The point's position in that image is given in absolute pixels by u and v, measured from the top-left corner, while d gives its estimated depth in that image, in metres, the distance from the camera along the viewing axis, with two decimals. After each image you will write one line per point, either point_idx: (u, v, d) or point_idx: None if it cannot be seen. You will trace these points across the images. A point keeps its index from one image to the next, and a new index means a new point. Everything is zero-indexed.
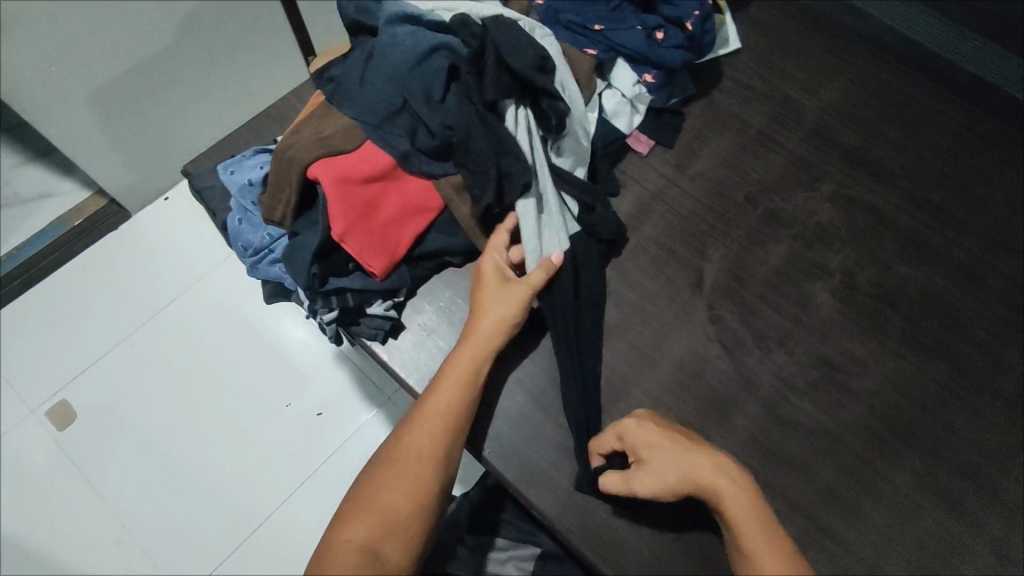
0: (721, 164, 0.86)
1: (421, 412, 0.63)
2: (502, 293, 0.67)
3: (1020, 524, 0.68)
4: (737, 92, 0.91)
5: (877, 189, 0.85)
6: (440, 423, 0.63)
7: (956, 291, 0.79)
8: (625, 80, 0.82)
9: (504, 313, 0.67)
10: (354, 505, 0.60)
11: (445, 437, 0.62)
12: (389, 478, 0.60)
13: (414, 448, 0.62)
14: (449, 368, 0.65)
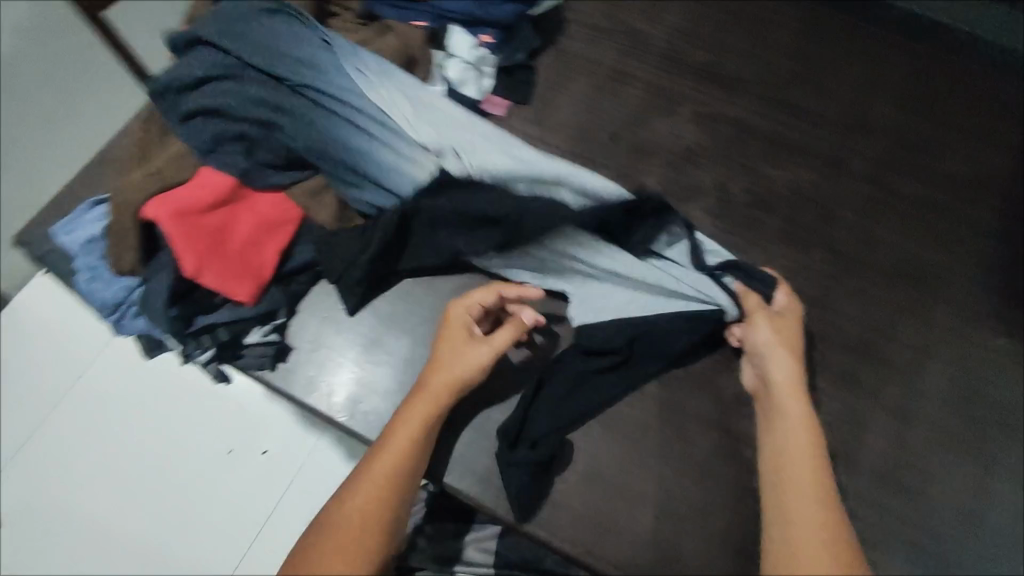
0: (579, 109, 0.85)
1: (365, 473, 0.57)
2: (462, 347, 0.64)
3: (915, 383, 0.72)
4: (583, 34, 0.90)
5: (735, 100, 0.86)
6: (386, 484, 0.57)
7: (824, 182, 0.81)
8: (462, 46, 0.79)
9: (462, 367, 0.63)
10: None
11: (392, 499, 0.56)
12: (328, 545, 0.53)
13: (358, 506, 0.55)
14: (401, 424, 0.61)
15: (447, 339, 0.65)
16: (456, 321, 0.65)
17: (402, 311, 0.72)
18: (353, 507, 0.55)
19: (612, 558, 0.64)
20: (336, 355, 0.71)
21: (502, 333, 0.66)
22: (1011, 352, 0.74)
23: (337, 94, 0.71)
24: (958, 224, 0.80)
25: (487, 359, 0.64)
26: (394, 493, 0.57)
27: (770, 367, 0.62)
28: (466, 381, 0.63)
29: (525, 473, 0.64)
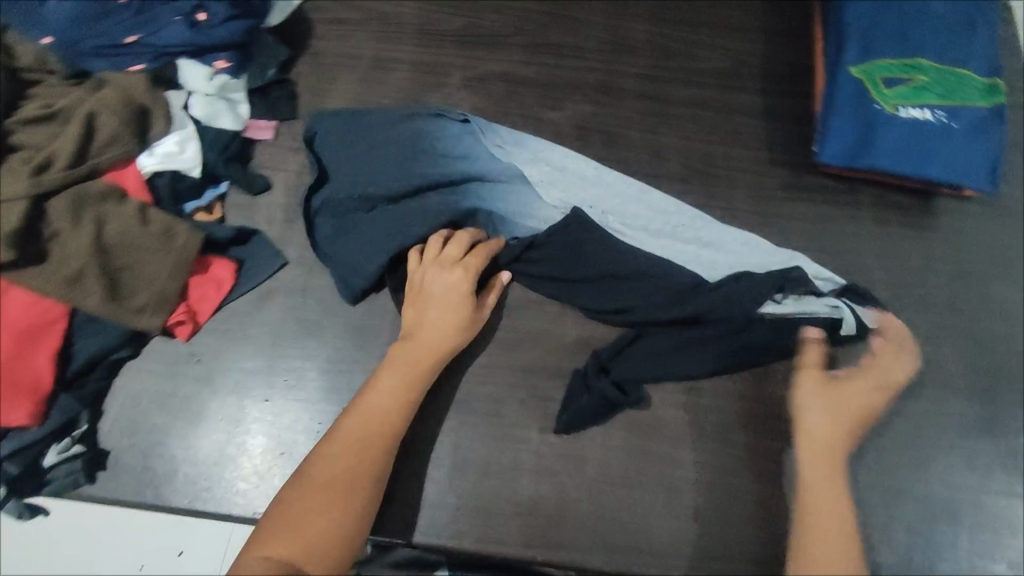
0: (350, 108, 0.82)
1: (359, 421, 0.61)
2: (449, 306, 0.66)
3: None
4: (332, 29, 0.86)
5: (501, 57, 0.86)
6: (378, 438, 0.60)
7: (604, 111, 0.83)
8: (199, 78, 0.73)
9: (445, 327, 0.65)
10: (275, 519, 0.55)
11: (382, 453, 0.60)
12: (318, 489, 0.56)
13: (344, 465, 0.58)
14: (384, 387, 0.62)
15: (435, 289, 0.67)
16: (443, 275, 0.67)
17: (220, 372, 0.68)
18: (340, 463, 0.58)
19: (501, 535, 0.64)
20: (159, 440, 0.66)
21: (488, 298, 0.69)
22: (807, 213, 0.79)
23: (330, 159, 0.74)
24: (732, 113, 0.84)
25: (470, 321, 0.67)
26: (381, 455, 0.59)
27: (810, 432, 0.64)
28: (454, 346, 0.65)
29: (586, 398, 0.67)
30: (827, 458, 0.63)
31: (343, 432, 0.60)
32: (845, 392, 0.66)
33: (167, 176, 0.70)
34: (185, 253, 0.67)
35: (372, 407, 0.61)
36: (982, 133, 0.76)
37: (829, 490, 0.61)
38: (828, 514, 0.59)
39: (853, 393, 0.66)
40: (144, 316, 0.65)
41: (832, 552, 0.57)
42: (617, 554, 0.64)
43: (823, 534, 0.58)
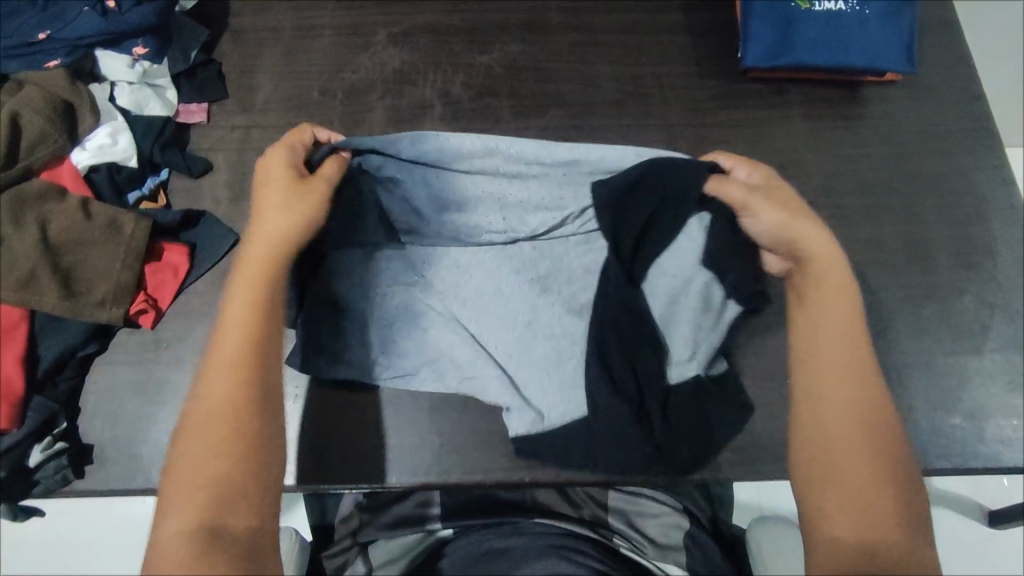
0: (280, 80, 0.81)
1: (222, 320, 0.55)
2: (295, 192, 0.60)
3: None
4: (250, 4, 0.85)
5: (422, 8, 0.85)
6: (243, 332, 0.54)
7: (532, 48, 0.84)
8: (118, 68, 0.73)
9: (282, 228, 0.59)
10: (178, 470, 0.50)
11: (257, 347, 0.54)
12: (204, 412, 0.51)
13: (233, 369, 0.53)
14: (232, 340, 0.54)
15: (256, 225, 0.59)
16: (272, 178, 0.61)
17: (190, 354, 0.69)
18: (204, 437, 0.50)
19: (487, 464, 0.68)
20: (141, 426, 0.66)
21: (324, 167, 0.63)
22: (740, 119, 0.81)
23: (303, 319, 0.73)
24: (658, 33, 0.86)
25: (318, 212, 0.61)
26: (262, 379, 0.53)
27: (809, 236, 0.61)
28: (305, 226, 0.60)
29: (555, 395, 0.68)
30: (839, 302, 0.59)
31: (218, 346, 0.54)
32: (783, 198, 0.63)
33: (103, 169, 0.70)
34: (135, 241, 0.68)
35: (231, 321, 0.55)
36: (894, 16, 0.79)
37: (830, 336, 0.58)
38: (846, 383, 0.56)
39: (783, 194, 0.63)
40: (103, 308, 0.66)
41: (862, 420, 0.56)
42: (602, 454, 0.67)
43: (839, 383, 0.56)
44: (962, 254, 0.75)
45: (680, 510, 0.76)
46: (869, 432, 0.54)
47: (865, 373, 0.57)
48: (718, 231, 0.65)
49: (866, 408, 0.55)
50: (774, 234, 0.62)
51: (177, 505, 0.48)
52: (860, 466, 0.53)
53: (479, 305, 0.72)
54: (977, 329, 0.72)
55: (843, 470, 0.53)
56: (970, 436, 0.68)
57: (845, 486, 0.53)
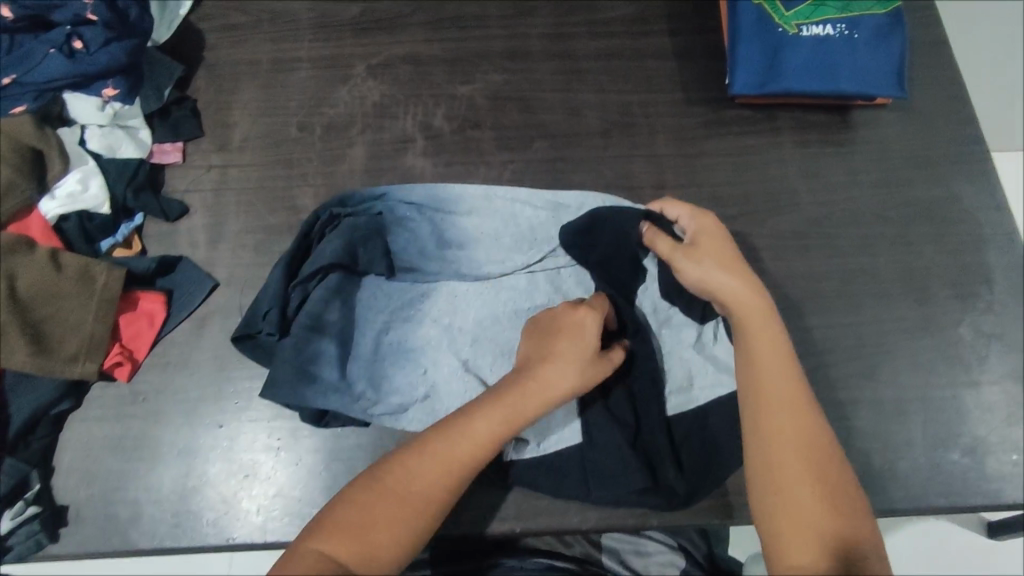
0: (256, 116, 0.79)
1: (462, 418, 0.56)
2: (581, 363, 0.60)
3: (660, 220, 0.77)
4: (225, 38, 0.83)
5: (402, 38, 0.83)
6: (475, 448, 0.55)
7: (515, 77, 0.82)
8: (87, 111, 0.71)
9: (551, 395, 0.58)
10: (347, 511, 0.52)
11: (475, 466, 0.55)
12: (401, 481, 0.53)
13: (446, 467, 0.54)
14: (472, 437, 0.55)
15: (549, 366, 0.59)
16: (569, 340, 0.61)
17: (167, 406, 0.67)
18: (398, 507, 0.52)
19: (475, 513, 0.65)
20: (117, 483, 0.64)
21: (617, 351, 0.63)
22: (729, 146, 0.80)
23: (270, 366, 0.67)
24: (644, 59, 0.84)
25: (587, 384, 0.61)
26: (459, 490, 0.54)
27: (734, 284, 0.63)
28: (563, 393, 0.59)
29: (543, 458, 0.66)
30: (758, 329, 0.61)
31: (451, 430, 0.55)
32: (707, 250, 0.65)
33: (74, 218, 0.68)
34: (108, 293, 0.66)
35: (474, 431, 0.55)
36: (883, 39, 0.78)
37: (773, 363, 0.60)
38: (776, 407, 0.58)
39: (710, 245, 0.65)
40: (76, 363, 0.64)
41: (804, 440, 0.56)
42: (598, 491, 0.64)
43: (770, 409, 0.58)
44: (957, 282, 0.74)
45: (675, 547, 0.74)
46: (807, 454, 0.56)
47: (799, 397, 0.58)
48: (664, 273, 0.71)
49: (810, 436, 0.57)
50: (702, 288, 0.65)
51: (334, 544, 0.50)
52: (798, 491, 0.54)
53: (478, 328, 0.70)
54: (973, 360, 0.71)
55: (787, 497, 0.54)
56: (969, 473, 0.67)
57: (787, 512, 0.54)
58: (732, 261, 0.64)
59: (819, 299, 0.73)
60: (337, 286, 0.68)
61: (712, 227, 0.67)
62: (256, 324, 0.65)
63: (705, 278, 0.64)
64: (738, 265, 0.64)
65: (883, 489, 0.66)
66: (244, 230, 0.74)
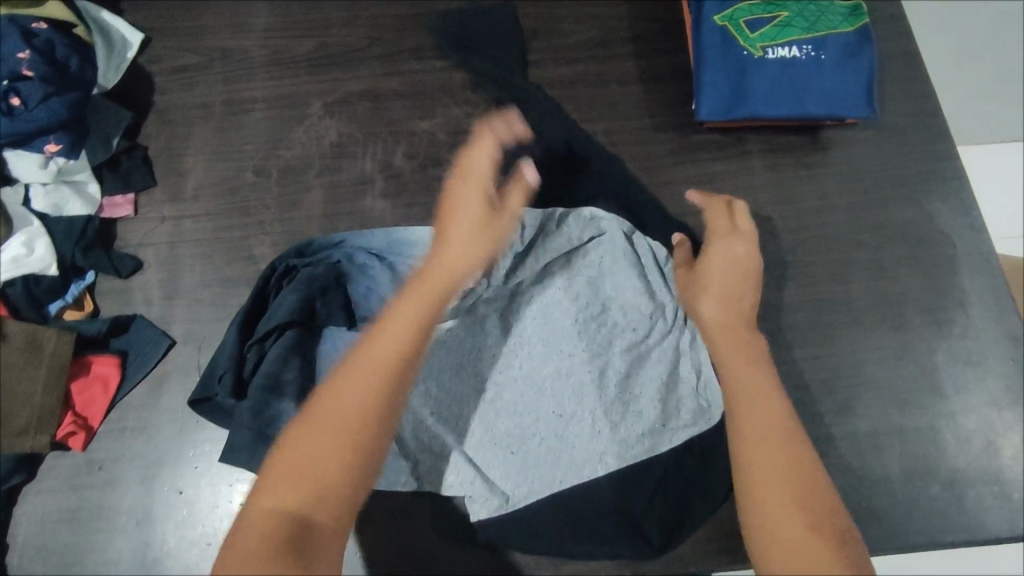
0: (210, 162, 0.77)
1: (382, 323, 0.51)
2: (482, 198, 0.63)
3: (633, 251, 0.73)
4: (175, 81, 0.80)
5: (359, 73, 0.81)
6: (406, 335, 0.50)
7: (476, 109, 0.80)
8: (29, 169, 0.68)
9: (466, 257, 0.58)
10: (284, 454, 0.45)
11: (411, 346, 0.49)
12: (341, 390, 0.47)
13: (381, 368, 0.48)
14: (405, 306, 0.52)
15: (455, 245, 0.59)
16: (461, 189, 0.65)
17: (123, 474, 0.65)
18: (343, 423, 0.46)
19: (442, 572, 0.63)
20: (72, 559, 0.62)
21: (512, 193, 0.66)
22: (696, 173, 0.78)
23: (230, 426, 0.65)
24: (608, 85, 0.82)
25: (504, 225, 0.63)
26: (404, 382, 0.48)
27: (743, 316, 0.63)
28: (479, 257, 0.59)
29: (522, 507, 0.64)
30: (737, 349, 0.60)
31: (379, 336, 0.50)
32: (715, 285, 0.64)
33: (19, 283, 0.66)
34: (57, 360, 0.64)
35: (394, 327, 0.50)
36: (851, 58, 0.75)
37: (746, 372, 0.57)
38: (757, 415, 0.54)
39: (722, 279, 0.65)
40: (26, 436, 0.61)
41: (784, 452, 0.52)
42: (569, 540, 0.63)
43: (750, 420, 0.54)
44: (933, 308, 0.72)
45: None
46: (787, 459, 0.51)
47: (773, 403, 0.55)
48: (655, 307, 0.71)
49: (790, 447, 0.52)
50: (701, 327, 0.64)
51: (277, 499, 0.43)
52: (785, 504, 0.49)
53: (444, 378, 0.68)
54: (951, 389, 0.69)
55: (773, 510, 0.49)
56: (949, 507, 0.65)
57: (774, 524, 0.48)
58: (740, 295, 0.64)
59: (793, 331, 0.71)
60: (293, 341, 0.66)
61: (729, 257, 0.66)
62: (212, 389, 0.64)
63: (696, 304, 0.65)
64: (746, 300, 0.64)
65: (862, 529, 0.64)
66: (200, 283, 0.72)
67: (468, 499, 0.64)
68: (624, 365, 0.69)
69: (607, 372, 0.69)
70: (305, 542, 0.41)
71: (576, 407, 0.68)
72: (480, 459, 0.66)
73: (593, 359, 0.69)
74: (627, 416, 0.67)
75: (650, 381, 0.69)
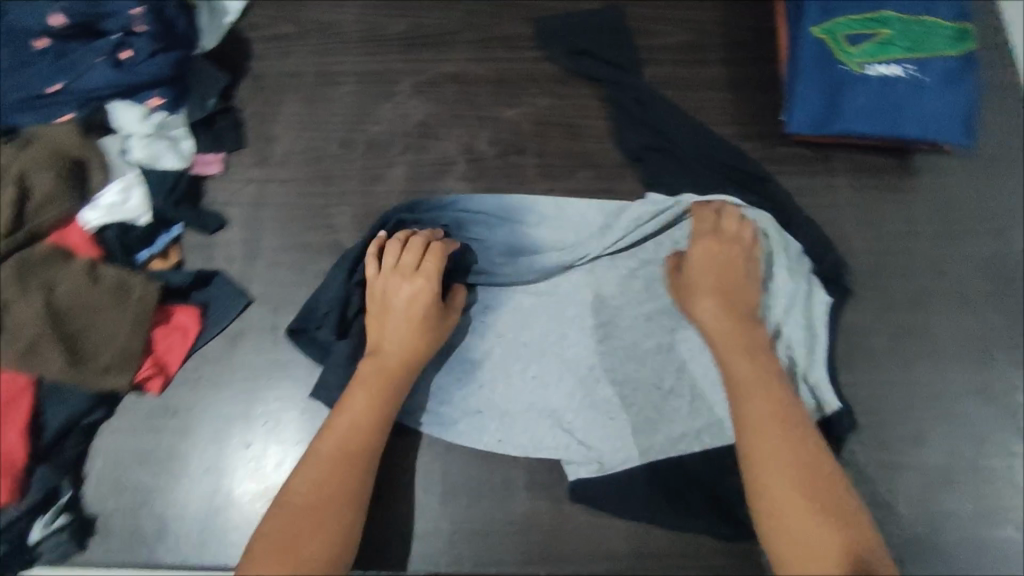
0: (299, 131, 0.79)
1: (336, 418, 0.61)
2: (406, 286, 0.65)
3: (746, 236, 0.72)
4: (271, 49, 0.82)
5: (450, 56, 0.82)
6: (360, 429, 0.60)
7: (563, 102, 0.80)
8: (131, 120, 0.70)
9: (403, 335, 0.64)
10: (267, 532, 0.55)
11: (368, 440, 0.60)
12: (309, 477, 0.58)
13: (341, 458, 0.59)
14: (355, 403, 0.61)
15: (392, 323, 0.64)
16: (399, 282, 0.65)
17: (197, 423, 0.67)
18: (315, 506, 0.57)
19: (499, 555, 0.65)
20: (144, 499, 0.65)
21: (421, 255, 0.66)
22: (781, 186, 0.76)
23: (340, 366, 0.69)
24: (696, 90, 0.81)
25: (447, 321, 0.66)
26: (363, 468, 0.59)
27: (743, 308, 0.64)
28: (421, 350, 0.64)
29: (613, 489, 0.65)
30: (733, 338, 0.62)
31: (335, 426, 0.60)
32: (704, 284, 0.65)
33: (114, 228, 0.68)
34: (143, 306, 0.65)
35: (349, 419, 0.61)
36: (955, 83, 0.73)
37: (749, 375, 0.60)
38: (754, 397, 0.58)
39: (705, 279, 0.65)
40: (109, 376, 0.64)
41: (792, 460, 0.55)
42: (663, 513, 0.65)
43: (760, 429, 0.56)
44: (1016, 348, 0.70)
45: None
46: (799, 467, 0.55)
47: (782, 409, 0.58)
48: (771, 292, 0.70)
49: (798, 454, 0.55)
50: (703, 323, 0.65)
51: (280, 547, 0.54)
52: (783, 479, 0.54)
53: (544, 349, 0.70)
54: None
55: (794, 523, 0.53)
56: (1014, 551, 0.64)
57: (778, 510, 0.54)
58: (728, 283, 0.65)
59: (867, 356, 0.70)
60: None
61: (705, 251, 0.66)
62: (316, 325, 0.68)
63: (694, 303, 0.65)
64: (737, 287, 0.65)
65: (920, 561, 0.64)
66: (281, 247, 0.74)
67: (565, 460, 0.66)
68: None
69: None
70: None
71: (677, 381, 0.69)
72: (574, 425, 0.68)
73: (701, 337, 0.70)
74: (730, 397, 0.68)
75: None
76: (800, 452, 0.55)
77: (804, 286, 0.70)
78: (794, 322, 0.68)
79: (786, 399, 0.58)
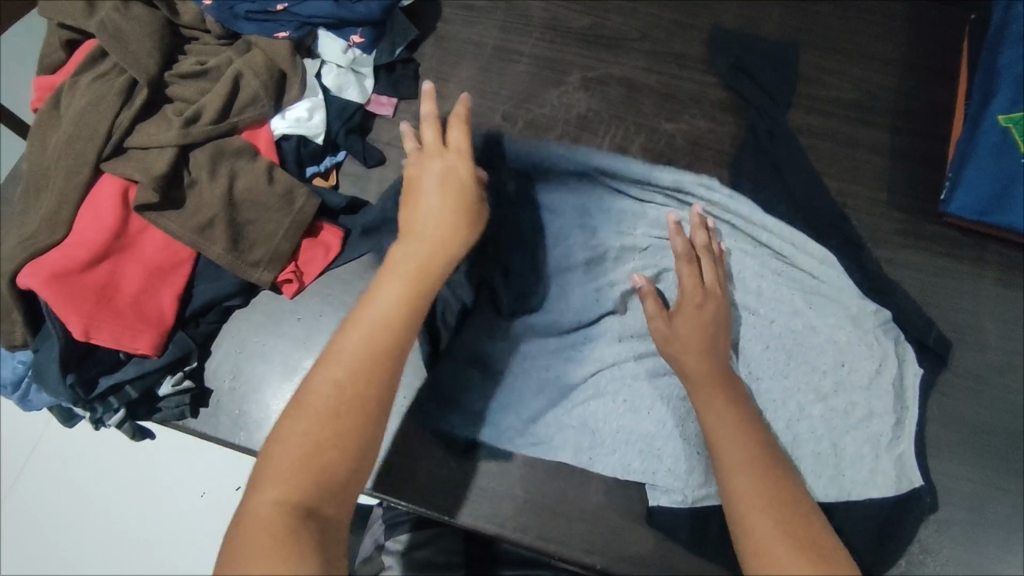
0: (469, 95, 0.83)
1: (360, 311, 0.51)
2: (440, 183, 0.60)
3: (871, 312, 0.71)
4: (461, 15, 0.87)
5: (622, 60, 0.85)
6: (386, 327, 0.50)
7: (719, 128, 0.81)
8: (333, 50, 0.77)
9: (438, 221, 0.57)
10: (284, 436, 0.45)
11: (394, 338, 0.50)
12: (327, 373, 0.47)
13: (361, 357, 0.48)
14: (389, 294, 0.52)
15: (422, 211, 0.59)
16: (432, 162, 0.62)
17: (319, 335, 0.73)
18: (332, 410, 0.46)
19: (564, 536, 0.67)
20: (256, 389, 0.71)
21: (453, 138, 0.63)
22: (925, 262, 0.75)
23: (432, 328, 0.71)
24: (856, 147, 0.80)
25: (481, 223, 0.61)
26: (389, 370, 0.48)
27: (713, 367, 0.62)
28: (454, 245, 0.57)
29: (686, 512, 0.66)
30: (712, 386, 0.60)
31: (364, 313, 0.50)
32: (686, 332, 0.64)
33: (294, 140, 0.74)
34: (302, 216, 0.70)
35: (381, 311, 0.51)
36: None
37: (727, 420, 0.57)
38: (732, 449, 0.54)
39: (687, 328, 0.64)
40: (258, 270, 0.69)
41: (770, 495, 0.51)
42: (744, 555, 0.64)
43: (741, 466, 0.53)
44: None
45: None
46: (787, 509, 0.50)
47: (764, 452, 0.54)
48: (879, 362, 0.70)
49: (779, 492, 0.51)
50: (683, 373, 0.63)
51: (293, 467, 0.43)
52: (778, 544, 0.48)
53: (639, 371, 0.70)
54: None
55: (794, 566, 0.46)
56: None
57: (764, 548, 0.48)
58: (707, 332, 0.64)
59: (972, 450, 0.69)
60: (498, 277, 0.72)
61: (701, 301, 0.66)
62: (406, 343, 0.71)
63: (671, 342, 0.64)
64: (706, 338, 0.63)
65: None
66: None
67: (650, 483, 0.67)
68: (817, 406, 0.69)
69: (816, 411, 0.69)
70: (312, 532, 0.41)
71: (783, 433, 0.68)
72: (664, 451, 0.67)
73: (814, 395, 0.69)
74: (833, 461, 0.67)
75: (843, 428, 0.68)
76: (783, 503, 0.50)
77: (894, 355, 0.70)
78: (887, 394, 0.69)
79: (768, 443, 0.56)
